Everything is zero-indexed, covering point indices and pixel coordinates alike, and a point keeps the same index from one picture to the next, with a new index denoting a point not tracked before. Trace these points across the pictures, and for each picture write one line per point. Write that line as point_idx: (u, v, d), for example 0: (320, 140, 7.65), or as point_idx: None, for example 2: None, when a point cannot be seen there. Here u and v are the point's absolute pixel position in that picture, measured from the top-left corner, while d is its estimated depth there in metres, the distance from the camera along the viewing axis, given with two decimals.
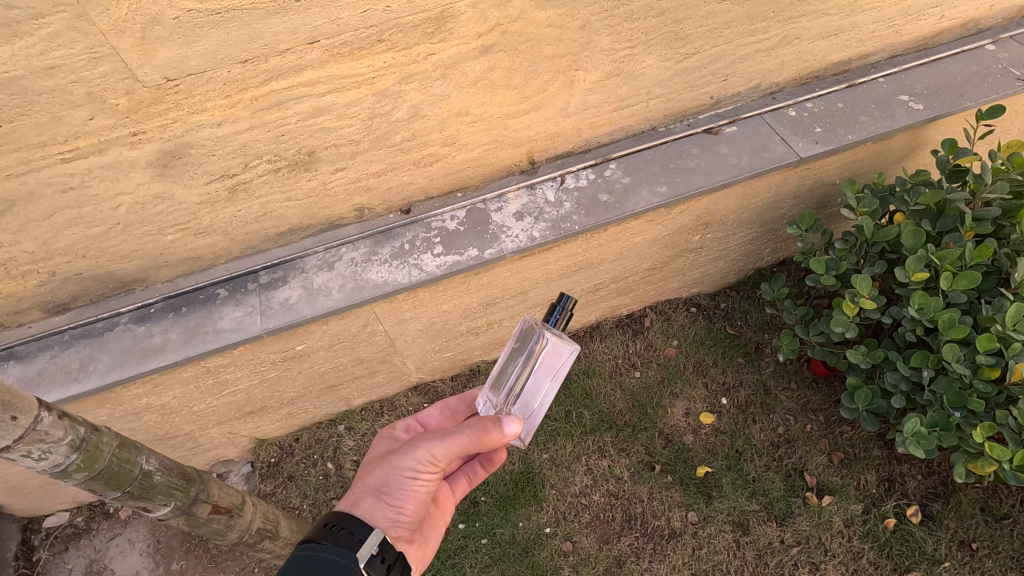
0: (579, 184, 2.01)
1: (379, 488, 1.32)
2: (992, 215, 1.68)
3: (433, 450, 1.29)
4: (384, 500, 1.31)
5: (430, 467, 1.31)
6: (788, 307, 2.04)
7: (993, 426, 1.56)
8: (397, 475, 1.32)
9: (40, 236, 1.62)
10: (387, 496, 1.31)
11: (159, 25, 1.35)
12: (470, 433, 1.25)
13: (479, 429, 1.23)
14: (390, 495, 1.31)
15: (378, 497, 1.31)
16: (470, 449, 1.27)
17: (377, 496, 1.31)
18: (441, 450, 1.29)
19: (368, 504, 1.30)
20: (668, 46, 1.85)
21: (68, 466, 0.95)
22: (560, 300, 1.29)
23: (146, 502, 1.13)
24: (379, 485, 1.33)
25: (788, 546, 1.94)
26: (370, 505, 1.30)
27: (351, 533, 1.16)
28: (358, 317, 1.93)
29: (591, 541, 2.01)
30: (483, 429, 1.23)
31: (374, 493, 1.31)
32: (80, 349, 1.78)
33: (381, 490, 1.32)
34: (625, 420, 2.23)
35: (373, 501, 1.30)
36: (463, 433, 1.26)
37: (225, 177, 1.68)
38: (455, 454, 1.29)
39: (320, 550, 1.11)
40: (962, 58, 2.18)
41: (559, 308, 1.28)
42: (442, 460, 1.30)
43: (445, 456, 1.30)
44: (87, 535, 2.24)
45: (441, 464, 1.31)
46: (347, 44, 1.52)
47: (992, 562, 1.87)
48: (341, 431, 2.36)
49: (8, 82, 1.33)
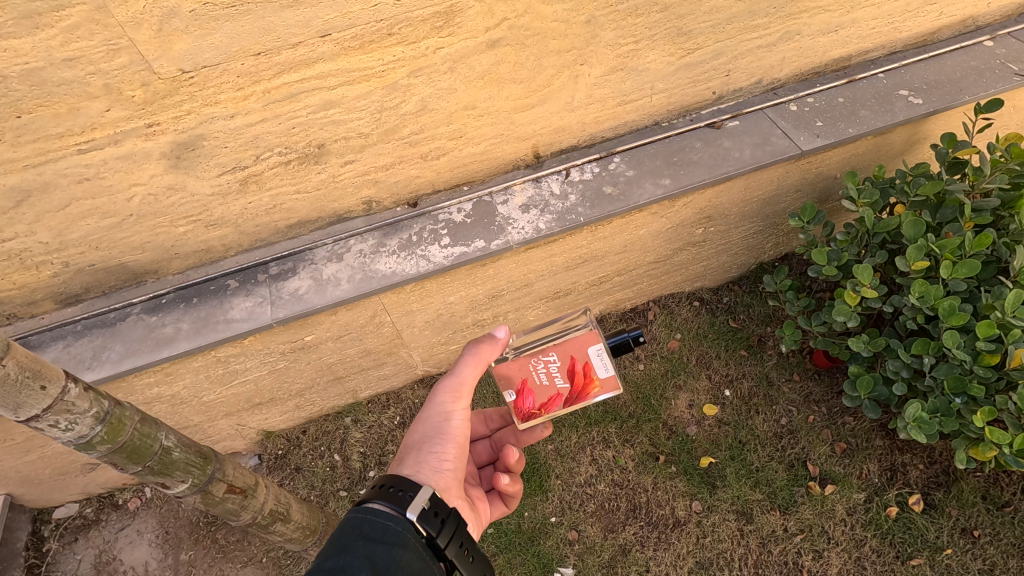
0: (584, 177, 2.04)
1: (420, 441, 1.33)
2: (990, 205, 1.72)
3: (449, 383, 1.37)
4: (427, 451, 1.31)
5: (457, 404, 1.36)
6: (790, 297, 2.07)
7: (993, 410, 1.60)
8: (429, 424, 1.35)
9: (55, 226, 1.65)
10: (430, 447, 1.32)
11: (176, 17, 1.38)
12: (473, 351, 1.37)
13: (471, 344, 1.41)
14: (432, 444, 1.32)
15: (422, 449, 1.31)
16: (479, 369, 1.36)
17: (421, 448, 1.32)
18: (455, 380, 1.36)
19: (414, 459, 1.30)
20: (671, 41, 1.89)
21: (93, 437, 1.00)
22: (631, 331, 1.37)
23: (165, 478, 1.16)
24: (419, 440, 1.34)
25: (791, 534, 1.96)
26: (415, 459, 1.30)
27: (400, 490, 1.11)
28: (366, 308, 1.96)
29: (596, 530, 2.04)
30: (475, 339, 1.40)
31: (416, 447, 1.32)
32: (93, 339, 1.81)
33: (421, 443, 1.33)
34: (630, 411, 2.25)
35: (418, 454, 1.31)
36: (466, 354, 1.37)
37: (236, 169, 1.71)
38: (473, 381, 1.37)
39: (372, 514, 1.05)
40: (961, 53, 2.21)
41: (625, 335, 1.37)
42: (464, 391, 1.36)
43: (467, 387, 1.37)
44: (96, 526, 2.26)
45: (464, 395, 1.37)
46: (357, 38, 1.56)
47: (994, 549, 1.89)
48: (347, 423, 2.38)
49: (29, 73, 1.36)
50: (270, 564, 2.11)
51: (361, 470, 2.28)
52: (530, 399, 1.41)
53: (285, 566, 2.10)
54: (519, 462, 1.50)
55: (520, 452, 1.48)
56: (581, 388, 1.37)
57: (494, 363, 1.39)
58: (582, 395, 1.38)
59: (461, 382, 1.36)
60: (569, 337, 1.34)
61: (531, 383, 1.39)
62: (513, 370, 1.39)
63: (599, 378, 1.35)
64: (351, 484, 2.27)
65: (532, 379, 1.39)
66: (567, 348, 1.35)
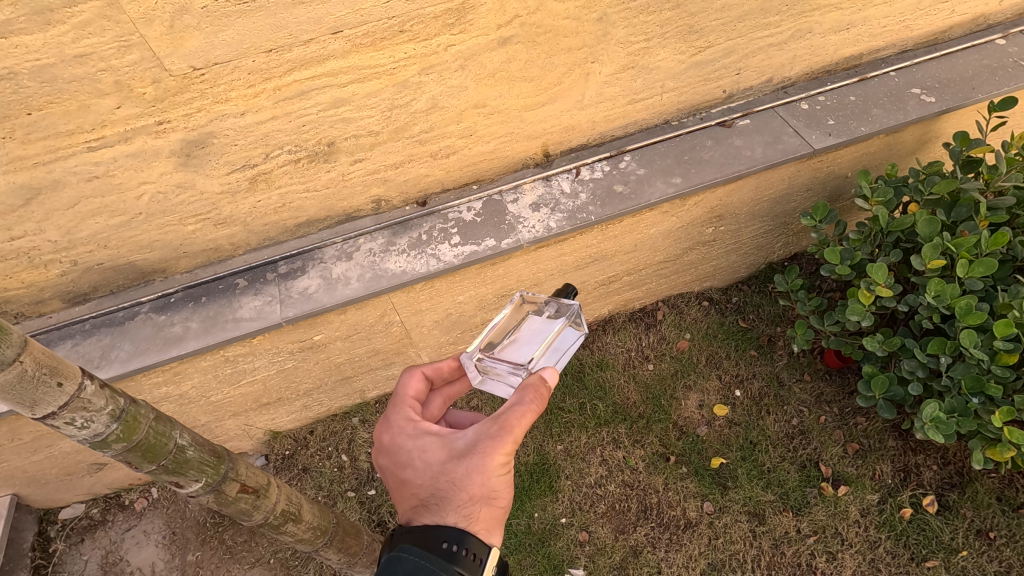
0: (594, 176, 2.02)
1: (485, 496, 1.14)
2: (1006, 204, 1.70)
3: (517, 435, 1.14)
4: (496, 505, 1.15)
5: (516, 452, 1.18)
6: (802, 297, 2.05)
7: (1012, 410, 1.59)
8: (493, 476, 1.14)
9: (64, 225, 1.64)
10: (493, 501, 1.15)
11: (187, 14, 1.37)
12: (536, 402, 1.14)
13: (530, 389, 1.15)
14: (498, 498, 1.16)
15: (490, 504, 1.14)
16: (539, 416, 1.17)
17: (488, 503, 1.14)
18: (521, 432, 1.14)
19: (485, 515, 1.13)
20: (682, 39, 1.88)
21: (108, 436, 0.97)
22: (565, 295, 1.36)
23: (179, 478, 1.13)
24: (480, 494, 1.14)
25: (804, 535, 1.95)
26: (486, 514, 1.14)
27: (459, 546, 1.05)
28: (375, 307, 1.95)
29: (606, 531, 2.02)
30: (539, 388, 1.15)
31: (482, 503, 1.14)
32: (102, 338, 1.80)
33: (488, 496, 1.14)
34: (639, 411, 2.23)
35: (487, 510, 1.14)
36: (529, 404, 1.13)
37: (246, 167, 1.70)
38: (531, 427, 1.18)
39: (427, 560, 1.02)
40: (972, 52, 2.20)
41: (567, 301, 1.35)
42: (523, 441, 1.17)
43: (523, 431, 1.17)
44: (102, 527, 2.25)
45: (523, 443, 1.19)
46: (369, 35, 1.55)
47: (1010, 551, 1.87)
48: (355, 423, 2.36)
49: (39, 70, 1.35)
50: (278, 565, 2.10)
51: (368, 470, 2.27)
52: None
53: (292, 567, 2.08)
54: None
55: None
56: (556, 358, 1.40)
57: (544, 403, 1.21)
58: None
59: (523, 435, 1.14)
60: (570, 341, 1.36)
61: None
62: None
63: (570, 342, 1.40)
64: (359, 484, 2.25)
65: None
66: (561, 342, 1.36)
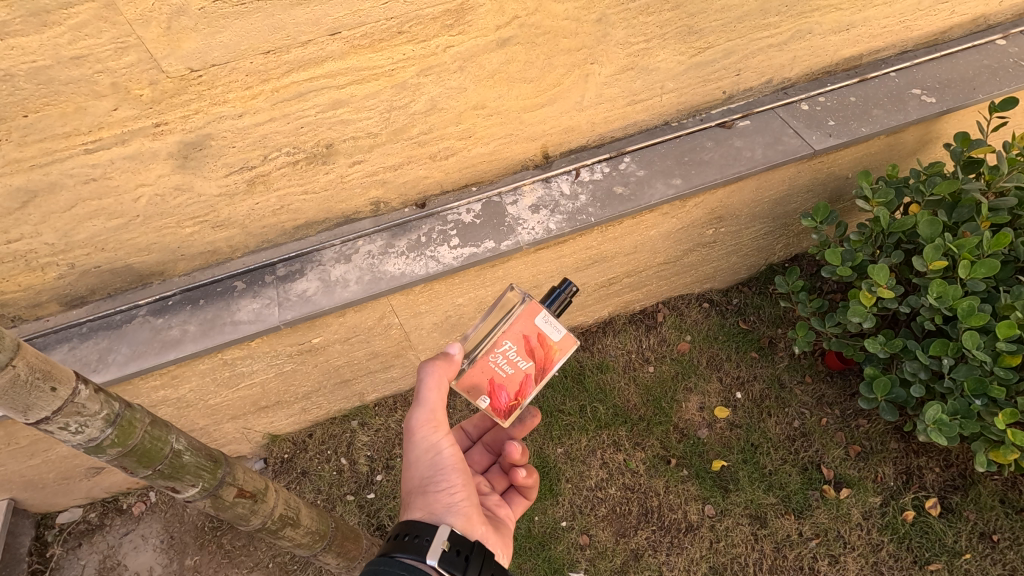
0: (594, 177, 2.02)
1: (421, 484, 1.29)
2: (1008, 204, 1.70)
3: (423, 419, 1.30)
4: (434, 489, 1.28)
5: (439, 434, 1.30)
6: (802, 298, 2.04)
7: (1015, 413, 1.58)
8: (421, 462, 1.31)
9: (61, 227, 1.63)
10: (434, 486, 1.28)
11: (184, 15, 1.36)
12: (435, 373, 1.29)
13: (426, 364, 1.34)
14: (435, 483, 1.29)
15: (427, 492, 1.28)
16: (444, 392, 1.31)
17: (425, 491, 1.28)
18: (424, 414, 1.30)
19: (423, 502, 1.26)
20: (681, 39, 1.87)
21: (103, 441, 0.96)
22: (563, 285, 1.40)
23: (175, 483, 1.12)
24: (420, 483, 1.29)
25: (806, 538, 1.94)
26: (425, 501, 1.26)
27: (416, 537, 1.10)
28: (375, 309, 1.94)
29: (607, 534, 2.01)
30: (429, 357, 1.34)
31: (420, 492, 1.28)
32: (99, 341, 1.79)
33: (424, 484, 1.29)
34: (640, 413, 2.22)
35: (425, 498, 1.27)
36: (420, 380, 1.31)
37: (244, 169, 1.69)
38: (441, 403, 1.30)
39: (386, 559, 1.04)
40: (972, 52, 2.19)
41: (560, 292, 1.39)
42: (439, 419, 1.31)
43: (440, 413, 1.32)
44: (100, 531, 2.23)
45: (442, 423, 1.31)
46: (368, 36, 1.54)
47: (1014, 554, 1.86)
48: (354, 427, 2.36)
49: (36, 72, 1.34)
50: (276, 569, 2.09)
51: (368, 474, 2.25)
52: (504, 395, 1.36)
53: (291, 571, 2.07)
54: (523, 455, 1.51)
55: (521, 445, 1.50)
56: (543, 361, 1.35)
57: (455, 379, 1.37)
58: (544, 368, 1.35)
59: (428, 415, 1.30)
60: (520, 312, 1.32)
61: (499, 379, 1.35)
62: (475, 375, 1.35)
63: (556, 341, 1.34)
64: (358, 488, 2.24)
65: (498, 374, 1.35)
66: (516, 330, 1.32)
